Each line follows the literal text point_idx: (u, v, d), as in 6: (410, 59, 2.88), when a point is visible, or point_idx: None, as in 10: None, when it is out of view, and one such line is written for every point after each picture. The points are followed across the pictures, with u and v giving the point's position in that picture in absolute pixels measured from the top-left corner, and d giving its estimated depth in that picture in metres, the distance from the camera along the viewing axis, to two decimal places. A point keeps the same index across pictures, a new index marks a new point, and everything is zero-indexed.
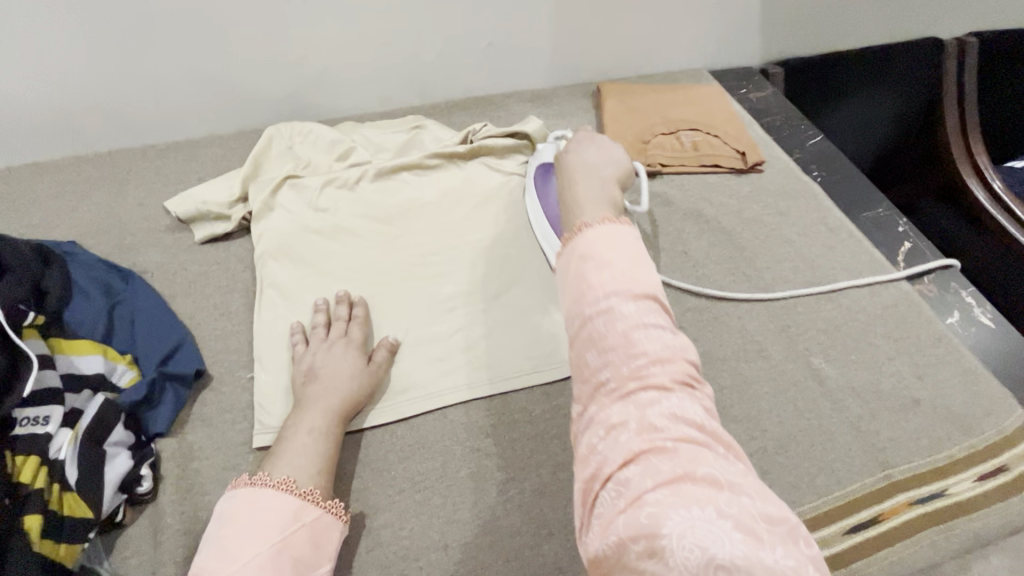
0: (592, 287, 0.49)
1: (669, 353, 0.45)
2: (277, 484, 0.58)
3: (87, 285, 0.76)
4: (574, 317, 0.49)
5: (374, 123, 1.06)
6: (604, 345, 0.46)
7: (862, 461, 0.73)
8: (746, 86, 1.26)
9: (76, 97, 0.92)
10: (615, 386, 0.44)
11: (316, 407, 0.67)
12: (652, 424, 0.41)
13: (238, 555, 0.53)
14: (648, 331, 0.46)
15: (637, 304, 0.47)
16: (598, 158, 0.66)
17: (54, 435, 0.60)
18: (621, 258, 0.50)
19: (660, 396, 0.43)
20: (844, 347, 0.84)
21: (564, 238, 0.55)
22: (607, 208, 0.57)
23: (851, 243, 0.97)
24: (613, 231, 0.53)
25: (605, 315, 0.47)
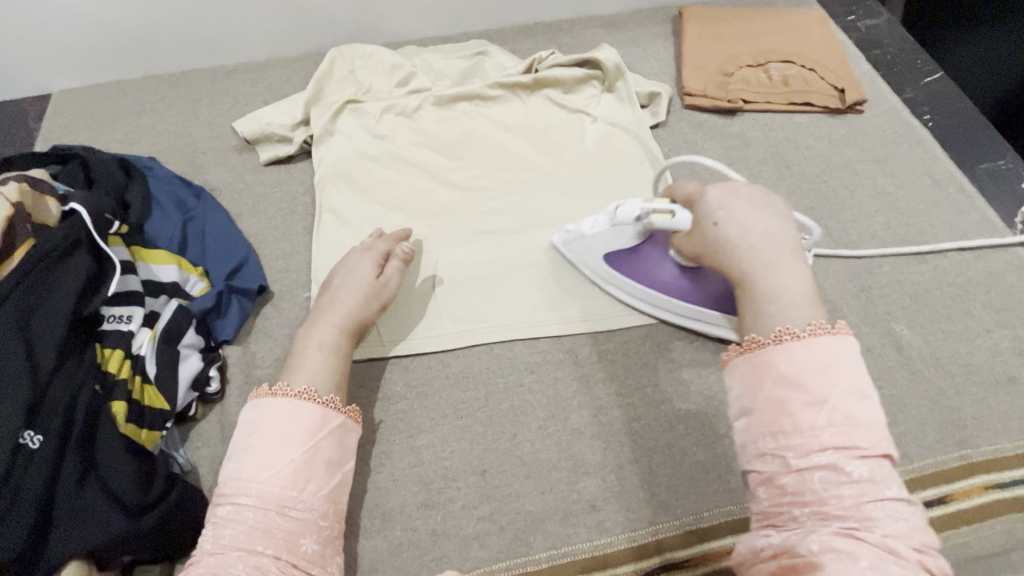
0: (793, 411, 0.45)
1: (910, 533, 0.41)
2: (300, 394, 0.60)
3: (163, 200, 0.81)
4: (763, 445, 0.46)
5: (436, 47, 1.01)
6: (819, 495, 0.43)
7: (936, 438, 0.67)
8: (854, 13, 1.10)
9: (151, 14, 0.93)
10: (834, 524, 0.42)
11: (323, 325, 0.67)
12: (885, 573, 0.39)
13: (271, 462, 0.56)
14: (873, 480, 0.43)
15: (866, 466, 0.43)
16: (771, 223, 0.52)
17: (136, 333, 0.65)
18: (834, 394, 0.45)
19: (890, 546, 0.40)
20: (933, 314, 0.75)
21: (753, 341, 0.49)
22: (812, 308, 0.49)
23: (960, 200, 0.85)
24: (823, 353, 0.46)
25: (820, 461, 0.43)
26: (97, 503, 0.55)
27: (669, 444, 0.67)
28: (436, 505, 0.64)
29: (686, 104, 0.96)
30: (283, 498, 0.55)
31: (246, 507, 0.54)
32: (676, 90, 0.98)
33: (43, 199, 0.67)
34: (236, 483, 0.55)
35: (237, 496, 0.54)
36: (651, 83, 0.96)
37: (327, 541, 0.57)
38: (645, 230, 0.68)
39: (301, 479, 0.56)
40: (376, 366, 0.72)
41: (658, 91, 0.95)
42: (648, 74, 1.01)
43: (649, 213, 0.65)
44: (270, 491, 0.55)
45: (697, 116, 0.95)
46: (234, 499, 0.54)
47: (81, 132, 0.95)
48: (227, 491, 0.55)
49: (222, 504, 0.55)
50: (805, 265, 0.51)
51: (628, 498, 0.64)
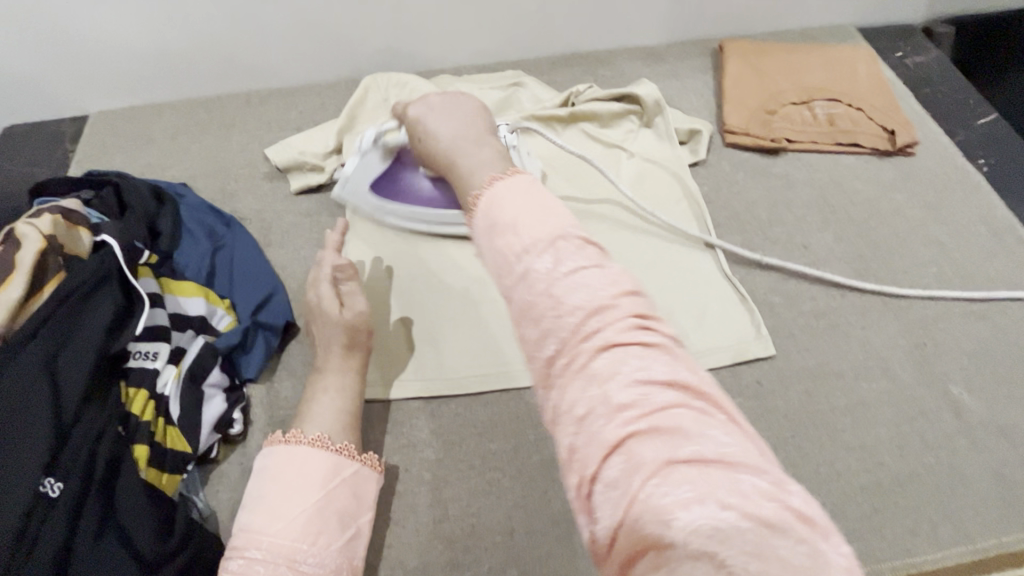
0: (508, 251, 0.42)
1: (608, 300, 0.38)
2: (312, 440, 0.59)
3: (193, 228, 0.80)
4: (497, 291, 0.43)
5: (470, 77, 1.00)
6: (538, 314, 0.39)
7: (1001, 516, 0.62)
8: (902, 49, 1.06)
9: (189, 40, 0.94)
10: (573, 367, 0.37)
11: (331, 370, 0.66)
12: (606, 398, 0.35)
13: (283, 512, 0.55)
14: (565, 271, 0.40)
15: (559, 252, 0.41)
16: (455, 124, 0.58)
17: (161, 371, 0.64)
18: (525, 214, 0.43)
19: (617, 356, 0.36)
20: (995, 377, 0.71)
21: (467, 215, 0.48)
22: (495, 166, 0.51)
23: (1020, 251, 0.81)
24: (513, 189, 0.46)
25: (528, 287, 0.41)
26: (116, 554, 0.54)
27: None
28: (462, 565, 0.61)
29: (727, 141, 0.93)
30: (293, 551, 0.53)
31: (257, 561, 0.52)
32: (716, 127, 0.96)
33: (77, 230, 0.66)
34: (248, 534, 0.54)
35: (246, 549, 0.53)
36: (691, 119, 0.94)
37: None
38: (387, 151, 0.77)
39: (314, 531, 0.54)
40: (403, 411, 0.70)
41: (697, 127, 0.92)
42: (687, 109, 0.98)
43: (380, 136, 0.77)
44: (279, 543, 0.53)
45: (738, 154, 0.92)
46: (246, 552, 0.53)
47: (115, 155, 0.95)
48: (237, 543, 0.54)
49: (232, 557, 0.53)
50: (511, 156, 0.52)
51: None
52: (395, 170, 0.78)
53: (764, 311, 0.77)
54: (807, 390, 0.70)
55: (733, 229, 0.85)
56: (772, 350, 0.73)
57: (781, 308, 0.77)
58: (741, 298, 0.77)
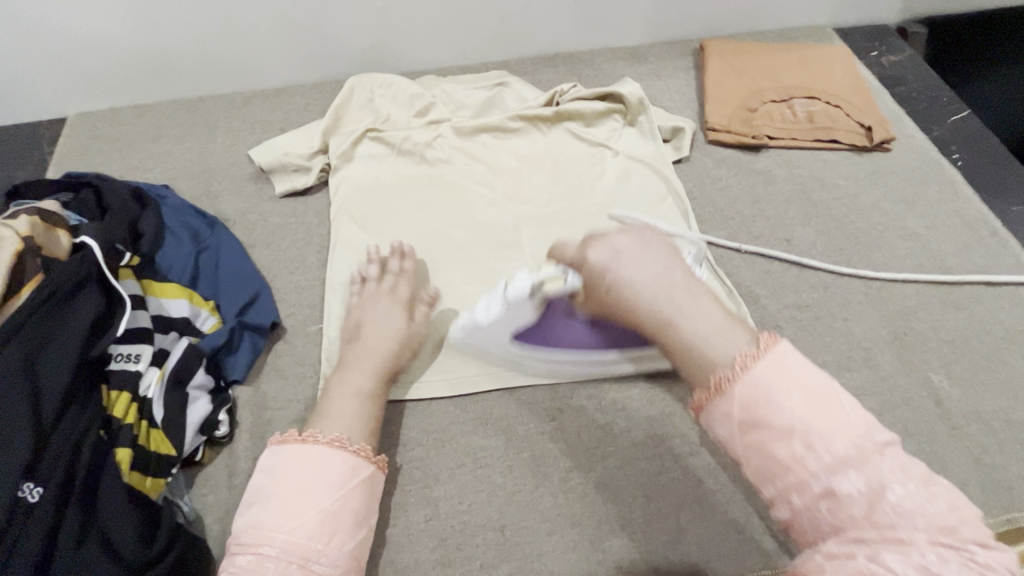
0: (780, 446, 0.42)
1: (914, 507, 0.40)
2: (329, 441, 0.58)
3: (177, 229, 0.79)
4: (769, 493, 0.44)
5: (455, 77, 1.00)
6: (827, 509, 0.41)
7: (981, 499, 0.64)
8: (878, 48, 1.09)
9: (171, 41, 0.93)
10: (846, 534, 0.40)
11: (359, 368, 0.66)
12: (889, 568, 0.38)
13: (297, 512, 0.53)
14: (874, 484, 0.40)
15: (860, 474, 0.41)
16: (657, 269, 0.49)
17: (144, 373, 0.63)
18: (813, 416, 0.43)
19: (908, 542, 0.38)
20: (972, 365, 0.72)
21: (699, 398, 0.47)
22: (739, 333, 0.47)
23: (993, 242, 0.83)
24: (783, 376, 0.44)
25: (819, 493, 0.41)
26: (97, 559, 0.52)
27: (699, 500, 0.64)
28: (454, 562, 0.61)
29: (709, 139, 0.94)
30: (307, 550, 0.52)
31: (269, 559, 0.51)
32: (698, 124, 0.97)
33: (54, 231, 0.65)
34: (260, 532, 0.52)
35: (259, 547, 0.52)
36: (674, 117, 0.95)
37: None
38: (543, 301, 0.62)
39: (326, 533, 0.53)
40: (392, 410, 0.70)
41: (681, 125, 0.93)
42: (670, 108, 0.99)
43: (541, 283, 0.61)
44: (296, 543, 0.52)
45: (721, 151, 0.94)
46: (257, 548, 0.52)
47: (95, 157, 0.93)
48: (248, 540, 0.52)
49: (241, 553, 0.52)
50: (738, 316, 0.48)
51: (656, 557, 0.61)
52: (544, 318, 0.65)
53: (750, 304, 0.78)
54: None
55: (718, 225, 0.86)
56: None
57: (766, 301, 0.78)
58: (727, 292, 0.77)
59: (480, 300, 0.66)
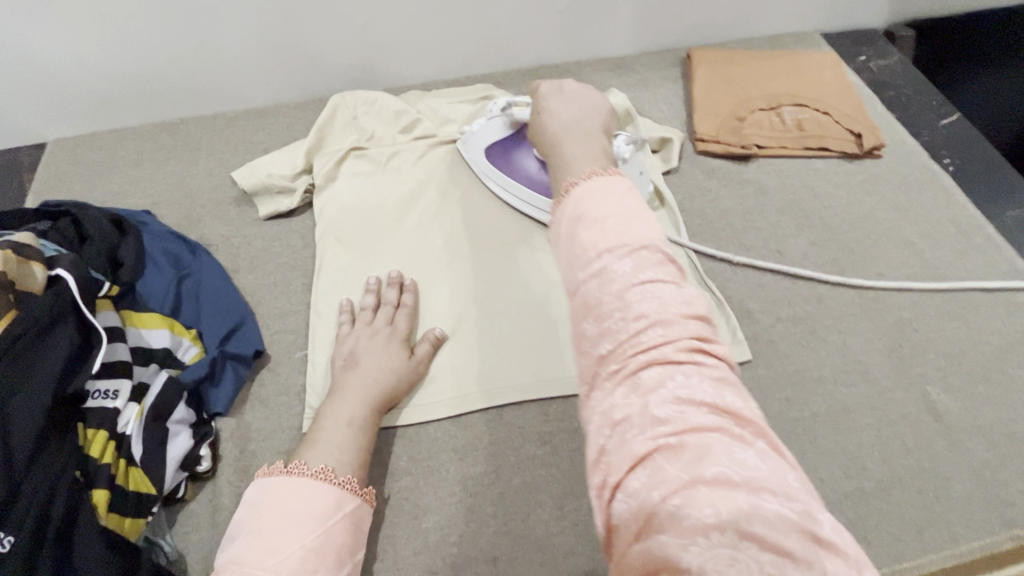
0: (581, 244, 0.40)
1: (671, 317, 0.36)
2: (314, 472, 0.57)
3: (157, 257, 0.77)
4: (565, 284, 0.41)
5: (440, 92, 0.99)
6: (600, 323, 0.37)
7: (983, 517, 0.62)
8: (865, 53, 1.09)
9: (150, 63, 0.92)
10: (616, 369, 0.35)
11: (353, 397, 0.65)
12: (650, 412, 0.33)
13: (280, 546, 0.52)
14: (646, 285, 0.37)
15: (635, 262, 0.38)
16: (574, 114, 0.61)
17: (123, 409, 0.61)
18: (615, 216, 0.40)
19: (655, 349, 0.35)
20: (971, 377, 0.71)
21: (553, 201, 0.45)
22: (596, 164, 0.48)
23: (988, 249, 0.82)
24: (610, 194, 0.42)
25: (596, 284, 0.38)
26: None
27: None
28: None
29: (698, 150, 0.93)
30: None
31: None
32: (687, 135, 0.96)
33: (30, 264, 0.63)
34: (239, 566, 0.50)
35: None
36: (662, 128, 0.94)
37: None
38: (512, 119, 0.81)
39: (309, 569, 0.51)
40: (379, 438, 0.68)
41: (669, 136, 0.92)
42: (658, 119, 0.98)
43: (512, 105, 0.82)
44: (277, 575, 0.50)
45: (710, 162, 0.93)
46: None
47: (75, 183, 0.92)
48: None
49: None
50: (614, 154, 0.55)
51: None
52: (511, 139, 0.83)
53: (742, 319, 0.76)
54: (788, 398, 0.70)
55: (708, 237, 0.85)
56: (750, 357, 0.72)
57: (758, 314, 0.77)
58: (718, 306, 0.76)
59: (478, 121, 0.88)
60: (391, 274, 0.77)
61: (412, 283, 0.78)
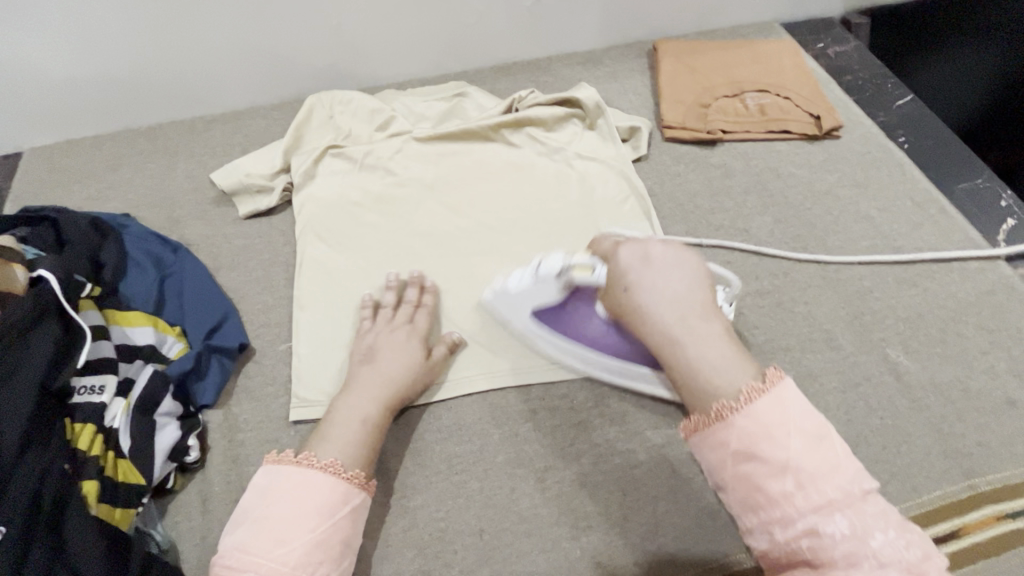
0: (770, 488, 0.47)
1: (888, 550, 0.44)
2: (324, 467, 0.58)
3: (139, 259, 0.79)
4: (719, 482, 0.51)
5: (415, 90, 1.01)
6: (812, 548, 0.46)
7: (941, 468, 0.66)
8: (823, 40, 1.13)
9: (125, 70, 0.93)
10: (808, 541, 0.46)
11: (368, 394, 0.65)
12: (849, 566, 0.44)
13: (285, 539, 0.54)
14: (861, 533, 0.45)
15: (846, 516, 0.45)
16: (678, 287, 0.56)
17: (109, 404, 0.62)
18: (790, 435, 0.48)
19: (876, 570, 0.44)
20: (928, 339, 0.75)
21: (698, 420, 0.52)
22: (744, 366, 0.52)
23: (942, 220, 0.86)
24: (776, 406, 0.49)
25: (805, 532, 0.46)
26: None
27: (673, 490, 0.66)
28: (434, 569, 0.61)
29: (666, 137, 0.96)
30: None
31: None
32: (655, 123, 0.99)
33: (9, 265, 0.63)
34: (246, 557, 0.53)
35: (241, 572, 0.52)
36: (630, 117, 0.97)
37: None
38: (569, 284, 0.66)
39: (312, 562, 0.54)
40: None
41: (637, 125, 0.95)
42: (627, 109, 1.01)
43: (570, 268, 0.65)
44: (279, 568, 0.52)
45: (678, 148, 0.96)
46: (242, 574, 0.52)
47: (54, 190, 0.92)
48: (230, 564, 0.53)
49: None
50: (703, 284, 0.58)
51: (633, 550, 0.62)
52: (572, 307, 0.68)
53: None
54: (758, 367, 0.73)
55: (679, 220, 0.88)
56: None
57: None
58: None
59: (515, 271, 0.71)
60: (412, 274, 0.78)
61: (433, 284, 0.79)
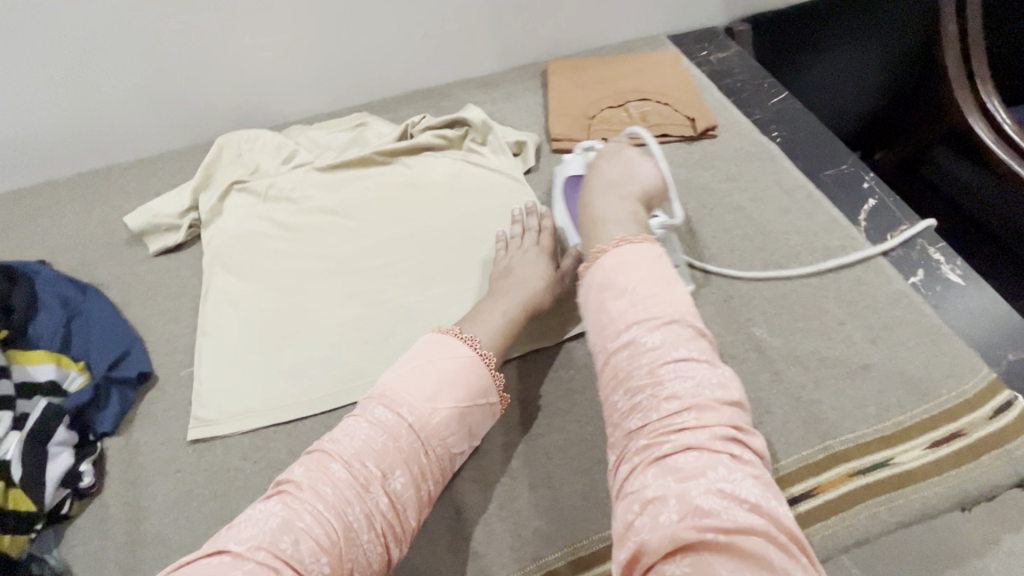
0: (611, 306, 0.59)
1: (701, 400, 0.51)
2: (468, 341, 0.67)
3: (49, 299, 0.81)
4: (600, 349, 0.59)
5: (320, 124, 1.07)
6: (641, 400, 0.53)
7: (797, 434, 0.70)
8: (707, 48, 1.21)
9: (40, 126, 0.98)
10: (659, 463, 0.50)
11: (507, 297, 0.76)
12: (697, 500, 0.46)
13: (428, 390, 0.62)
14: (678, 371, 0.53)
15: (662, 333, 0.55)
16: (620, 168, 0.74)
17: (2, 438, 0.67)
18: (644, 285, 0.59)
19: (702, 467, 0.48)
20: (791, 315, 0.80)
21: (586, 264, 0.65)
22: (630, 224, 0.66)
23: (808, 205, 0.92)
24: (642, 252, 0.62)
25: (640, 364, 0.55)
26: None
27: (547, 476, 0.70)
28: None
29: (555, 149, 1.03)
30: (431, 429, 0.61)
31: (406, 419, 0.60)
32: (546, 137, 1.06)
33: None
34: (395, 395, 0.61)
35: (400, 409, 0.60)
36: (519, 132, 1.03)
37: (424, 488, 0.60)
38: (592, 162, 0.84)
39: (450, 426, 0.62)
40: (261, 437, 0.75)
41: (524, 139, 1.01)
42: (520, 126, 1.08)
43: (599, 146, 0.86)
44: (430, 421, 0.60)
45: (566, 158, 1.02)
46: (397, 408, 0.60)
47: None
48: (388, 397, 0.61)
49: (379, 406, 0.60)
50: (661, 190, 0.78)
51: (508, 536, 0.66)
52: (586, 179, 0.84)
53: None
54: None
55: None
56: None
57: None
58: None
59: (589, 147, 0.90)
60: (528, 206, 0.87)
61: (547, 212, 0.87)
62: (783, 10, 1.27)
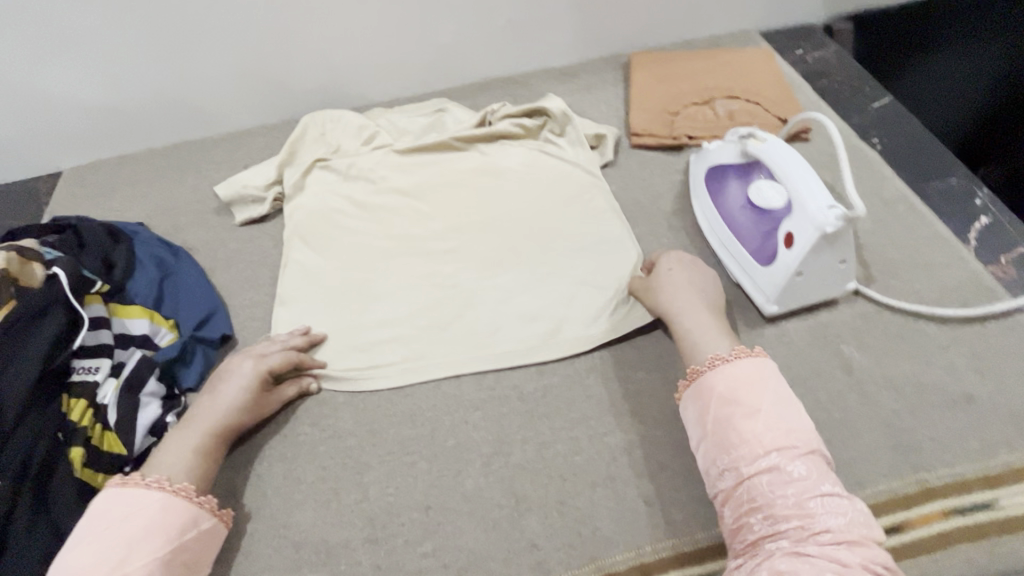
0: (741, 422, 0.58)
1: (847, 527, 0.51)
2: (148, 484, 0.60)
3: (145, 260, 0.87)
4: (726, 462, 0.57)
5: (400, 108, 1.09)
6: (770, 503, 0.53)
7: (888, 461, 0.65)
8: (802, 46, 1.14)
9: (145, 96, 1.05)
10: (794, 549, 0.50)
11: (196, 425, 0.66)
12: None
13: (109, 556, 0.54)
14: (811, 477, 0.53)
15: (803, 465, 0.54)
16: (699, 280, 0.75)
17: (101, 384, 0.71)
18: (772, 409, 0.58)
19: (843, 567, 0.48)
20: (886, 334, 0.74)
21: (697, 374, 0.64)
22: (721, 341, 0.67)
23: (911, 218, 0.85)
24: (756, 371, 0.61)
25: (769, 470, 0.54)
26: (45, 542, 0.61)
27: (611, 476, 0.67)
28: (378, 542, 0.65)
29: (634, 144, 1.00)
30: None
31: None
32: (625, 131, 1.03)
33: (30, 264, 0.74)
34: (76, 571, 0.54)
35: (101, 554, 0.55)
36: (598, 126, 1.01)
37: None
38: (743, 153, 0.79)
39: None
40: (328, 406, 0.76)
41: (603, 133, 0.99)
42: (598, 118, 1.06)
43: (749, 136, 0.78)
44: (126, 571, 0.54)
45: (645, 154, 0.99)
46: None
47: (83, 204, 1.05)
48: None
49: None
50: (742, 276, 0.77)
51: (568, 532, 0.64)
52: (735, 169, 0.80)
53: None
54: None
55: (640, 222, 0.90)
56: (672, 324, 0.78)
57: None
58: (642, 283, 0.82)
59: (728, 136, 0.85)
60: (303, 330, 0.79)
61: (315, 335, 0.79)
62: (891, 7, 1.17)
